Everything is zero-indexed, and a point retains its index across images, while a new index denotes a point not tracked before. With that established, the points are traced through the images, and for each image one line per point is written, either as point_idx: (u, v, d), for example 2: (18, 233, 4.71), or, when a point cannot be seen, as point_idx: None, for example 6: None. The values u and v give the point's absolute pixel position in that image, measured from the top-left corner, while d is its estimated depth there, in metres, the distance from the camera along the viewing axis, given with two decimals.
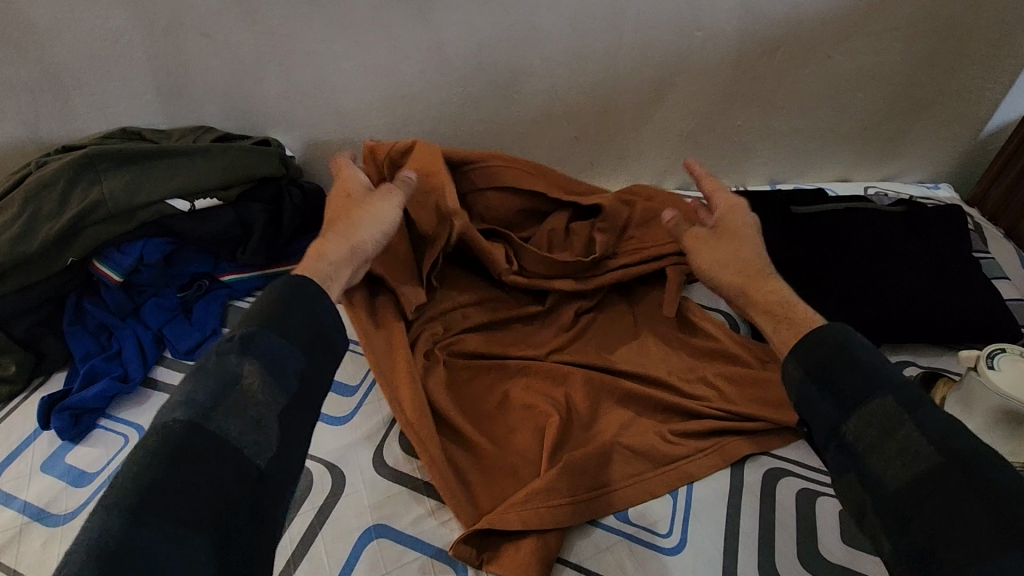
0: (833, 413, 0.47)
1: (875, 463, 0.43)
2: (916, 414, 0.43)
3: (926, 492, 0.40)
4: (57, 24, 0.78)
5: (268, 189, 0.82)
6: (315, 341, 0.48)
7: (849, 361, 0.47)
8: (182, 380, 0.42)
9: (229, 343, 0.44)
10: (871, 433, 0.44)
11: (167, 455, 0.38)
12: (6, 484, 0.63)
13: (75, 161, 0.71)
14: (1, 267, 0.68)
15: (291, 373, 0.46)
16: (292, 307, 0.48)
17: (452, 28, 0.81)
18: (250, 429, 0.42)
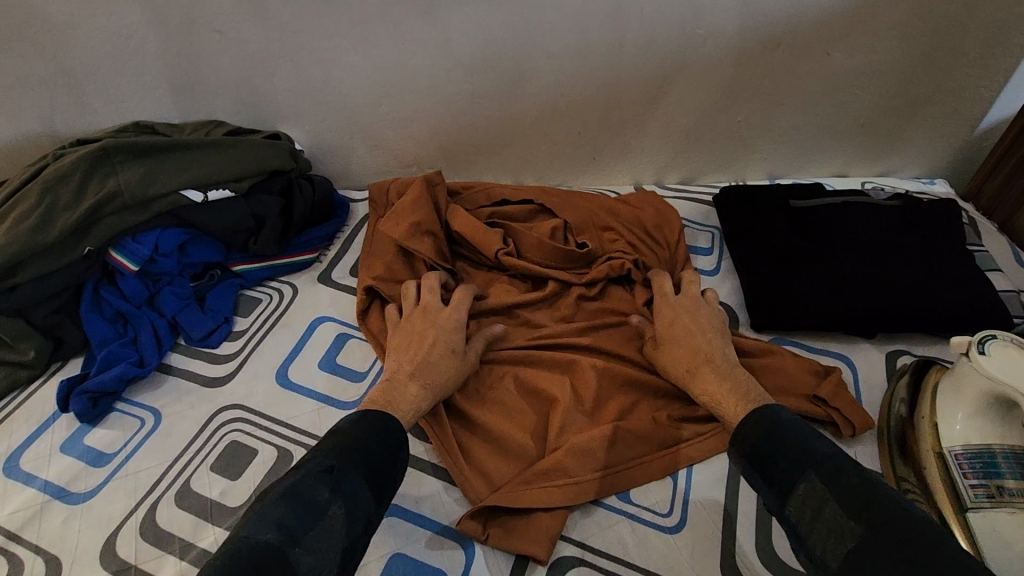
0: (774, 499, 0.50)
1: (818, 546, 0.45)
2: (838, 488, 0.46)
3: (861, 567, 0.42)
4: (73, 21, 0.80)
5: (278, 182, 0.85)
6: (384, 483, 0.51)
7: (776, 443, 0.51)
8: (273, 502, 0.44)
9: (325, 474, 0.47)
10: (808, 512, 0.47)
11: (250, 568, 0.39)
12: (28, 464, 0.65)
13: (92, 154, 0.73)
14: (20, 256, 0.70)
15: (365, 513, 0.48)
16: (375, 445, 0.52)
17: (458, 26, 0.83)
18: (319, 555, 0.43)
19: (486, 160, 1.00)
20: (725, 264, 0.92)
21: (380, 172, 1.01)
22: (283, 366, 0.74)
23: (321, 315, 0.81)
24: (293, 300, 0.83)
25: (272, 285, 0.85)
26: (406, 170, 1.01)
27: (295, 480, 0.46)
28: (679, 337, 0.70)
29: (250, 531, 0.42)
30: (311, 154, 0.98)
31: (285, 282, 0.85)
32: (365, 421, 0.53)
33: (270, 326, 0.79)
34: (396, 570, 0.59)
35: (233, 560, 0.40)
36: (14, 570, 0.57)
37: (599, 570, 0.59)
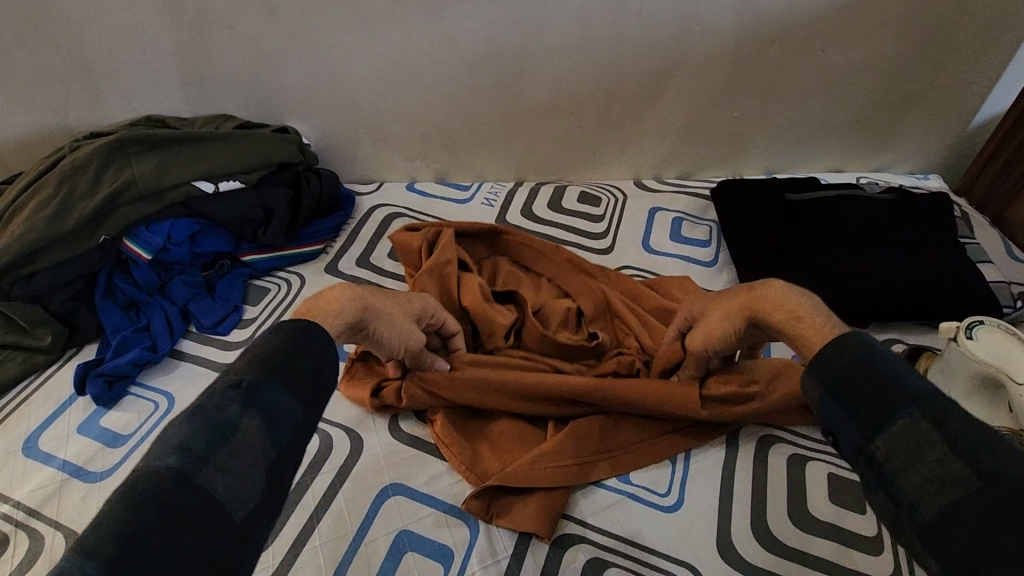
0: (856, 433, 0.41)
1: (908, 488, 0.38)
2: (947, 429, 0.37)
3: (971, 520, 0.34)
4: (88, 17, 0.82)
5: (286, 174, 0.87)
6: (311, 389, 0.45)
7: (861, 372, 0.42)
8: (179, 423, 0.38)
9: (233, 391, 0.40)
10: (901, 454, 0.38)
11: (155, 504, 0.34)
12: (46, 444, 0.67)
13: (107, 145, 0.76)
14: (38, 244, 0.72)
15: (289, 426, 0.42)
16: (299, 357, 0.45)
17: (463, 22, 0.86)
18: (237, 479, 0.38)
19: (488, 154, 1.02)
20: (723, 256, 0.94)
21: (385, 166, 1.03)
22: None
23: None
24: (301, 290, 0.84)
25: (280, 275, 0.87)
26: (410, 164, 1.03)
27: (198, 402, 0.39)
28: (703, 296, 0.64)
29: (148, 461, 0.36)
30: (318, 148, 1.00)
31: (293, 272, 0.87)
32: (285, 333, 0.46)
33: (278, 314, 0.81)
34: (403, 546, 0.61)
35: (134, 501, 0.33)
36: (35, 543, 0.59)
37: (599, 547, 0.61)
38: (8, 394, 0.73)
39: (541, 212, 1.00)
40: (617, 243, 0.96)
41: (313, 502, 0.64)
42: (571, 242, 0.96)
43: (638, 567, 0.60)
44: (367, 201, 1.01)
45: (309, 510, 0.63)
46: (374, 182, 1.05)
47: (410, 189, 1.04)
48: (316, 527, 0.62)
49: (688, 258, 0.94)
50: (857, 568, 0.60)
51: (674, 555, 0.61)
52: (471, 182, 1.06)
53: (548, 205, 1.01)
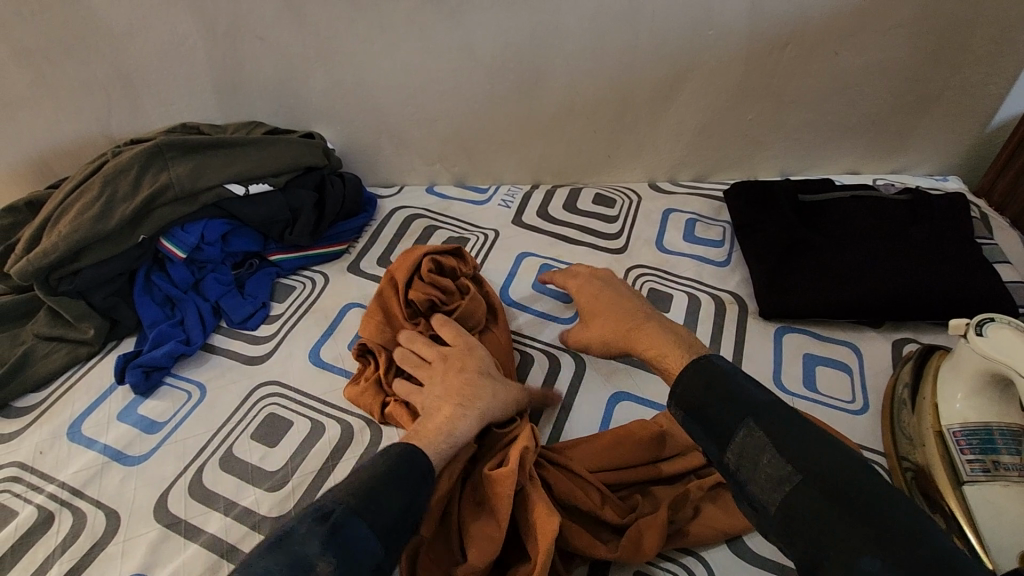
0: (716, 450, 0.54)
1: (759, 492, 0.50)
2: (774, 435, 0.51)
3: (800, 514, 0.47)
4: (131, 30, 0.88)
5: (312, 177, 0.91)
6: (392, 527, 0.52)
7: (715, 392, 0.56)
8: (263, 555, 0.47)
9: (320, 523, 0.49)
10: (747, 460, 0.51)
11: None
12: (89, 429, 0.71)
13: (147, 150, 0.81)
14: (84, 243, 0.77)
15: (370, 560, 0.49)
16: (393, 485, 0.53)
17: (481, 30, 0.89)
18: None
19: (505, 157, 1.05)
20: (735, 256, 0.96)
21: (406, 169, 1.07)
22: (316, 346, 0.80)
23: (349, 302, 0.86)
24: (325, 288, 0.88)
25: (305, 273, 0.91)
26: (429, 167, 1.06)
27: (291, 529, 0.49)
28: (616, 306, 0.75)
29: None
30: (342, 152, 1.04)
31: (318, 271, 0.91)
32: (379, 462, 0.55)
33: (303, 311, 0.85)
34: None
35: None
36: (78, 521, 0.63)
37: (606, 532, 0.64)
38: (55, 382, 0.78)
39: (556, 213, 1.03)
40: (631, 243, 0.98)
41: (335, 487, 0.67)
42: (585, 242, 0.98)
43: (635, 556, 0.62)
44: (388, 204, 1.05)
45: None
46: (395, 185, 1.09)
47: (430, 192, 1.08)
48: None
49: (701, 258, 0.95)
50: None
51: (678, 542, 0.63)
52: (488, 185, 1.09)
53: (563, 207, 1.04)
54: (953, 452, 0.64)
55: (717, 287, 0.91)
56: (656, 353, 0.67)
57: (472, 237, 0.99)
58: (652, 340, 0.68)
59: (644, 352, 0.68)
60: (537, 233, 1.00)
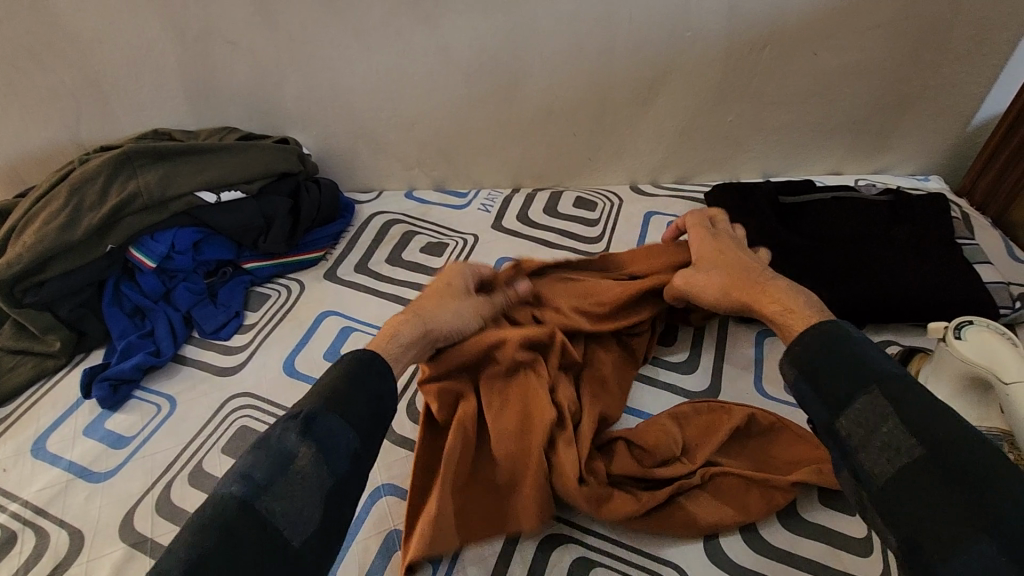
0: (826, 415, 0.51)
1: (867, 461, 0.48)
2: (898, 408, 0.48)
3: (913, 486, 0.45)
4: (98, 35, 0.86)
5: (287, 183, 0.89)
6: (365, 419, 0.53)
7: (833, 352, 0.53)
8: (243, 455, 0.47)
9: (292, 422, 0.49)
10: (860, 430, 0.49)
11: (217, 531, 0.42)
12: (53, 445, 0.70)
13: (115, 157, 0.79)
14: (48, 253, 0.76)
15: (345, 452, 0.50)
16: (361, 385, 0.54)
17: (457, 33, 0.88)
18: (294, 509, 0.46)
19: (484, 161, 1.03)
20: None
21: (384, 174, 1.05)
22: (290, 356, 0.78)
23: (324, 310, 0.85)
24: (300, 297, 0.86)
25: (280, 281, 0.89)
26: (408, 172, 1.05)
27: (264, 436, 0.49)
28: (738, 262, 0.71)
29: (218, 490, 0.45)
30: (319, 158, 1.03)
31: (293, 279, 0.89)
32: (340, 367, 0.55)
33: (277, 320, 0.83)
34: (393, 545, 0.62)
35: (204, 529, 0.42)
36: (41, 542, 0.62)
37: (587, 546, 0.62)
38: (21, 396, 0.76)
39: (536, 217, 1.01)
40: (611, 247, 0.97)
41: None
42: (565, 246, 0.97)
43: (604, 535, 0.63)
44: (367, 209, 1.03)
45: None
46: (374, 190, 1.08)
47: (409, 197, 1.06)
48: None
49: None
50: (846, 570, 0.59)
51: (656, 553, 0.61)
52: (468, 189, 1.08)
53: (544, 210, 1.03)
54: None
55: None
56: (780, 310, 0.62)
57: (451, 243, 0.97)
58: (781, 298, 0.63)
59: (763, 311, 0.64)
60: (517, 238, 0.98)
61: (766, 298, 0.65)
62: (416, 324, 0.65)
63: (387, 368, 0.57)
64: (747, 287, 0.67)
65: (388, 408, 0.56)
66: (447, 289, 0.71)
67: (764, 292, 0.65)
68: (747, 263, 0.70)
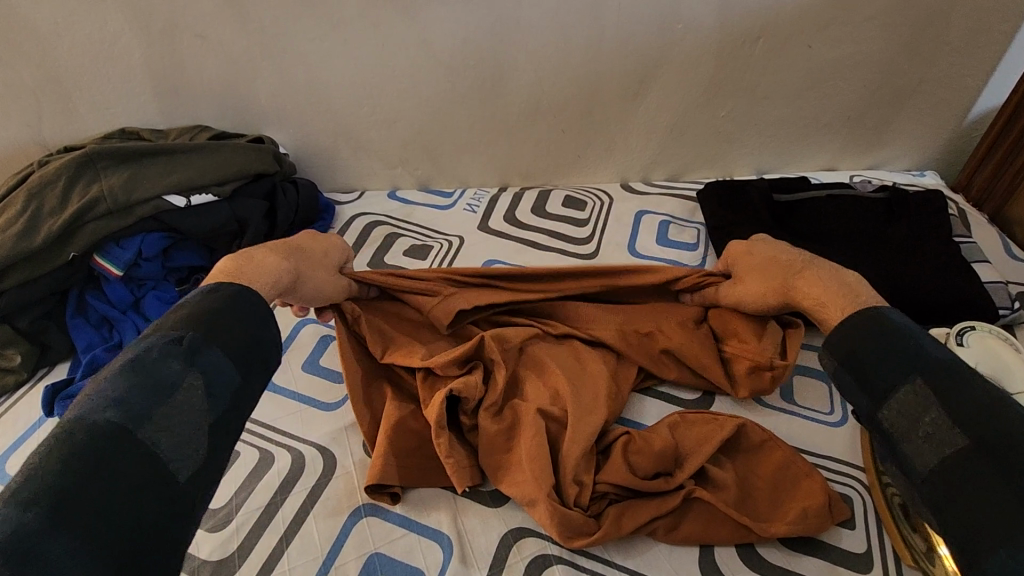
0: (868, 403, 0.50)
1: (911, 452, 0.46)
2: (945, 394, 0.45)
3: (954, 479, 0.43)
4: (57, 29, 0.81)
5: (262, 185, 0.85)
6: (249, 352, 0.50)
7: (870, 343, 0.51)
8: (110, 379, 0.43)
9: (171, 346, 0.46)
10: (904, 420, 0.47)
11: (92, 455, 0.39)
12: (14, 468, 0.66)
13: (76, 160, 0.75)
14: (5, 262, 0.72)
15: (225, 386, 0.47)
16: (240, 317, 0.51)
17: (438, 26, 0.84)
18: (176, 442, 0.43)
19: (470, 159, 1.00)
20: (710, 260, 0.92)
21: (365, 174, 1.01)
22: None
23: (303, 318, 0.82)
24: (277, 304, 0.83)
25: None
26: (390, 171, 1.01)
27: (135, 356, 0.45)
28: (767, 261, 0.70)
29: (83, 415, 0.41)
30: (296, 157, 0.98)
31: None
32: (221, 297, 0.52)
33: None
34: (375, 570, 0.59)
35: (71, 453, 0.39)
36: None
37: (577, 568, 0.59)
38: None
39: (524, 218, 0.98)
40: (602, 249, 0.94)
41: (283, 524, 0.62)
42: (554, 247, 0.94)
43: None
44: (348, 211, 0.99)
45: (279, 534, 0.61)
46: (355, 190, 1.03)
47: (392, 197, 1.02)
48: (285, 552, 0.60)
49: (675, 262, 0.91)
50: None
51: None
52: (454, 188, 1.04)
53: (532, 210, 0.99)
54: None
55: None
56: (815, 301, 0.63)
57: (435, 245, 0.94)
58: (815, 284, 0.64)
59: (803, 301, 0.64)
60: (504, 240, 0.95)
61: (805, 291, 0.64)
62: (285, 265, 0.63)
63: (262, 300, 0.55)
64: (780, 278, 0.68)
65: (270, 353, 0.53)
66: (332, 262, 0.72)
67: (800, 281, 0.65)
68: (776, 256, 0.70)
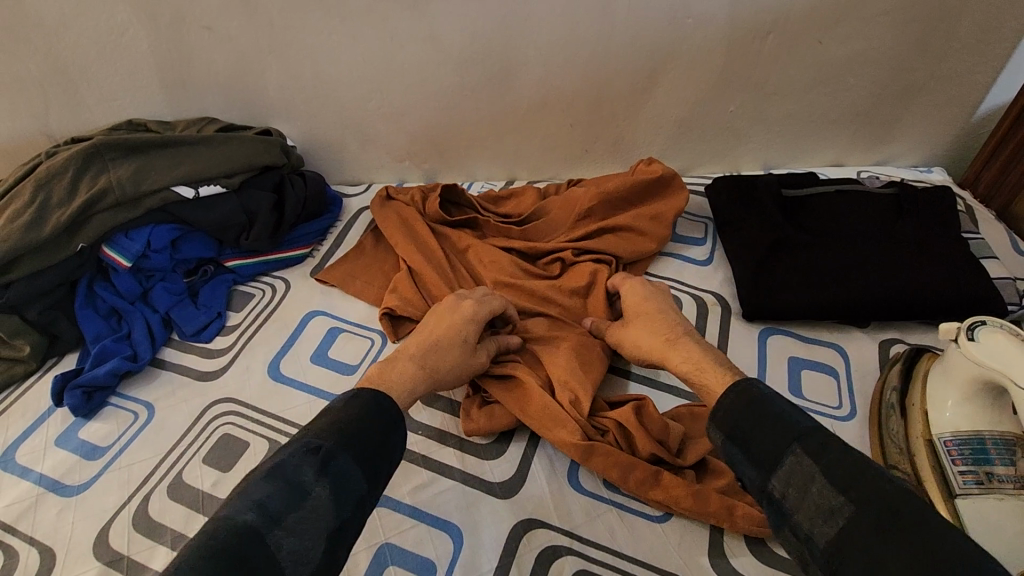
0: (756, 475, 0.49)
1: (804, 523, 0.45)
2: (824, 463, 0.45)
3: (850, 550, 0.41)
4: (65, 19, 0.81)
5: (271, 177, 0.85)
6: (374, 460, 0.50)
7: (753, 413, 0.51)
8: (258, 479, 0.45)
9: (310, 455, 0.47)
10: (795, 492, 0.46)
11: (223, 553, 0.40)
12: (23, 457, 0.66)
13: (84, 151, 0.75)
14: (15, 253, 0.71)
15: (350, 498, 0.47)
16: (371, 427, 0.51)
17: (447, 19, 0.84)
18: (297, 546, 0.43)
19: (478, 153, 1.00)
20: (718, 254, 0.92)
21: (373, 166, 1.01)
22: (275, 360, 0.75)
23: (312, 309, 0.81)
24: (285, 296, 0.83)
25: (265, 279, 0.85)
26: (398, 164, 1.01)
27: (279, 459, 0.47)
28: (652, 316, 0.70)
29: (230, 510, 0.43)
30: (303, 149, 0.98)
31: (279, 277, 0.86)
32: (359, 403, 0.53)
33: (261, 321, 0.79)
34: (385, 560, 0.59)
35: (207, 547, 0.40)
36: (10, 560, 0.58)
37: (587, 559, 0.59)
38: None
39: None
40: None
41: None
42: None
43: (610, 506, 0.63)
44: (355, 203, 0.99)
45: None
46: (363, 183, 1.03)
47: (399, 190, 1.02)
48: None
49: (683, 256, 0.91)
50: None
51: (660, 566, 0.58)
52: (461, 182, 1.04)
53: None
54: (943, 462, 0.62)
55: (700, 287, 0.87)
56: (692, 367, 0.61)
57: None
58: (690, 352, 0.62)
59: (676, 369, 0.63)
60: None
61: (674, 355, 0.63)
62: (420, 373, 0.62)
63: (396, 411, 0.55)
64: (661, 345, 0.66)
65: (391, 457, 0.52)
66: (458, 338, 0.67)
67: (674, 344, 0.65)
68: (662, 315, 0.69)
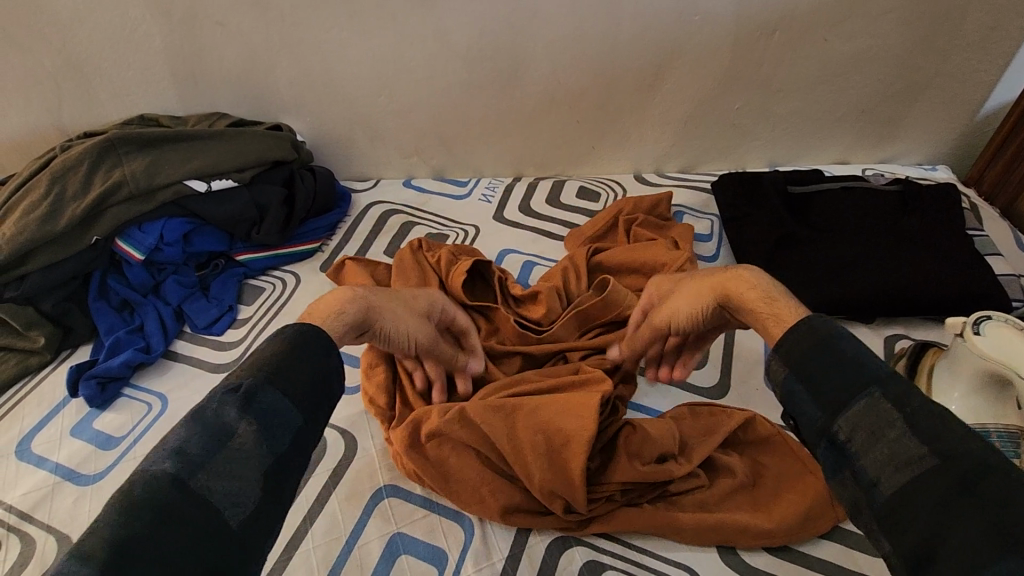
0: (818, 415, 0.43)
1: (868, 469, 0.40)
2: (905, 412, 0.39)
3: (915, 499, 0.37)
4: (79, 14, 0.81)
5: (281, 172, 0.86)
6: (308, 397, 0.47)
7: (824, 350, 0.44)
8: (173, 428, 0.41)
9: (230, 396, 0.43)
10: (861, 436, 0.40)
11: (150, 511, 0.37)
12: (39, 447, 0.67)
13: (98, 145, 0.76)
14: (31, 245, 0.72)
15: (285, 432, 0.44)
16: (301, 361, 0.47)
17: (457, 16, 0.84)
18: (232, 489, 0.40)
19: (486, 150, 1.00)
20: (724, 251, 0.92)
21: (381, 162, 1.02)
22: None
23: None
24: (296, 290, 0.83)
25: (275, 274, 0.86)
26: (406, 161, 1.02)
27: (199, 407, 0.42)
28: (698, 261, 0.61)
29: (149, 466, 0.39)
30: (312, 145, 0.99)
31: (289, 271, 0.86)
32: (284, 338, 0.48)
33: (272, 314, 0.80)
34: (397, 549, 0.60)
35: (131, 504, 0.37)
36: (27, 548, 0.59)
37: (598, 550, 0.60)
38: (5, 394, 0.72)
39: (539, 208, 0.98)
40: None
41: (306, 505, 0.63)
42: None
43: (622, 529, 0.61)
44: (363, 199, 1.00)
45: (303, 514, 0.62)
46: (371, 179, 1.04)
47: (407, 186, 1.03)
48: (309, 531, 0.61)
49: None
50: (860, 571, 0.58)
51: (670, 557, 0.59)
52: (468, 178, 1.04)
53: (547, 201, 0.99)
54: None
55: None
56: (758, 297, 0.52)
57: (451, 235, 0.94)
58: (753, 287, 0.53)
59: (743, 304, 0.53)
60: (520, 230, 0.95)
61: (741, 287, 0.54)
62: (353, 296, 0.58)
63: (332, 344, 0.50)
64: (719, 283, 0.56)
65: (330, 390, 0.49)
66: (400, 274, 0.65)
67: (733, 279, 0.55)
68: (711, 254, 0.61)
